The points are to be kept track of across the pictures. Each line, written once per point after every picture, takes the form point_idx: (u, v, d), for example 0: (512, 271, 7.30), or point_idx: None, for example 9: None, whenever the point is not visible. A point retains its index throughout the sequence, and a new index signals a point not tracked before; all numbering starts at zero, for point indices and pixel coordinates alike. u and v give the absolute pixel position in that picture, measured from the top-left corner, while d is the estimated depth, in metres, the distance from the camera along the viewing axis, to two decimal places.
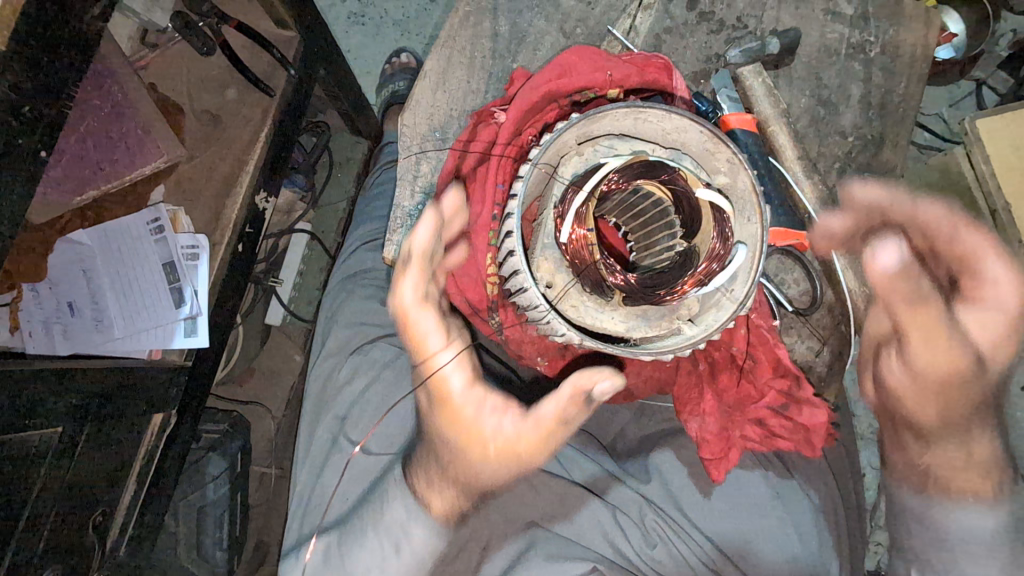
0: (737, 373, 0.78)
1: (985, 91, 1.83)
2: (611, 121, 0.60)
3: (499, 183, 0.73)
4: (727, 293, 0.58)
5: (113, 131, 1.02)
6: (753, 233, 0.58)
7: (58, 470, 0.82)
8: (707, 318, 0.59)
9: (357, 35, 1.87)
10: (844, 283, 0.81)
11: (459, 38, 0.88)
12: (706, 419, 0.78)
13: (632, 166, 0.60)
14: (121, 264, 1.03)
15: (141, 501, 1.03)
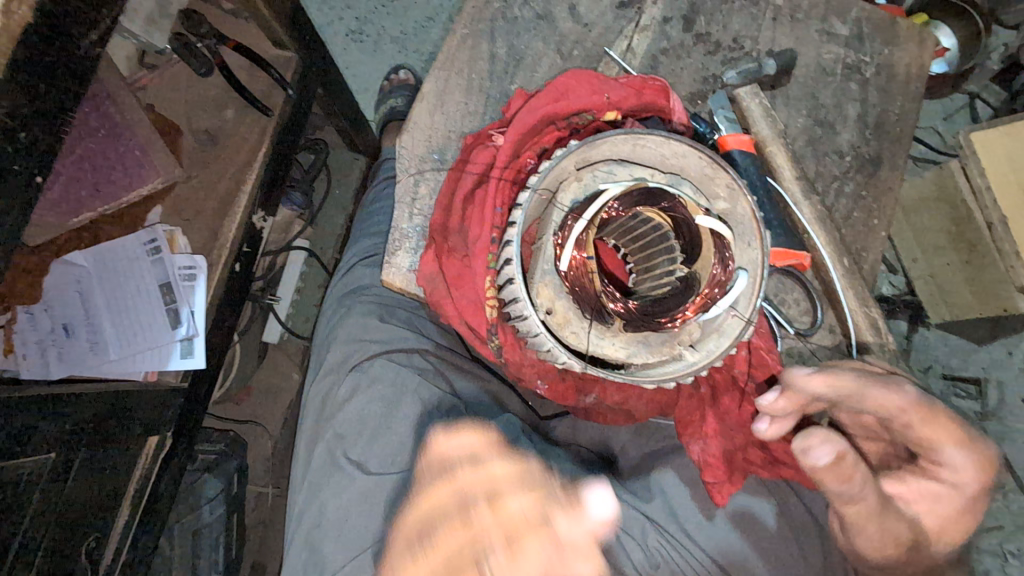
0: (738, 395, 0.79)
1: (979, 104, 1.85)
2: (611, 147, 0.61)
3: (497, 207, 0.73)
4: (728, 319, 0.58)
5: (110, 153, 1.01)
6: (753, 259, 0.58)
7: (51, 497, 0.80)
8: (708, 344, 0.59)
9: (355, 52, 1.88)
10: (845, 303, 0.81)
11: (457, 61, 0.89)
12: (709, 441, 0.77)
13: (632, 192, 0.59)
14: (117, 285, 1.03)
15: (136, 526, 1.01)
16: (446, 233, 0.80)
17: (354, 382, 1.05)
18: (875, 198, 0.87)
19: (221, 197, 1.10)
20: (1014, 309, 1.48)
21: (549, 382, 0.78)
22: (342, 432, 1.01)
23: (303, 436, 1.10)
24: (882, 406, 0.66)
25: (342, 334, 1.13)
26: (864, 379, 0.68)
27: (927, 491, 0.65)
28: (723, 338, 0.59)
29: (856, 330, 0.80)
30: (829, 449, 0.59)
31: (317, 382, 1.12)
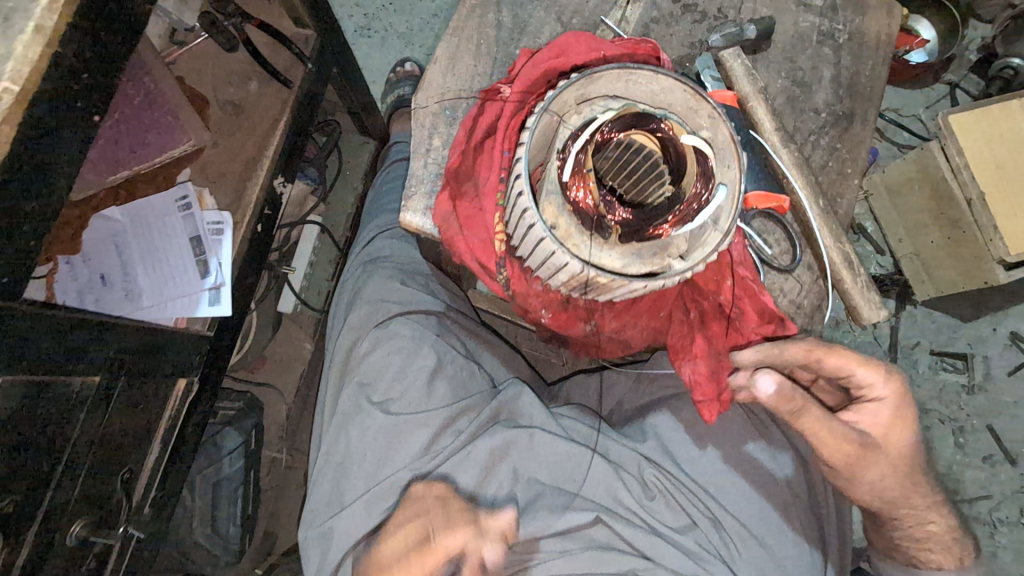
0: (725, 323, 0.86)
1: (959, 93, 1.94)
2: (606, 84, 0.69)
3: (505, 151, 0.81)
4: (712, 230, 0.66)
5: (145, 117, 1.09)
6: (733, 177, 0.66)
7: (93, 420, 0.87)
8: (695, 253, 0.66)
9: (364, 46, 1.98)
10: (821, 241, 0.88)
11: (467, 28, 0.97)
12: (697, 362, 0.86)
13: (623, 116, 0.66)
14: (150, 239, 1.10)
15: (164, 464, 1.07)
16: (459, 179, 0.88)
17: (375, 337, 1.10)
18: (849, 150, 0.96)
19: (245, 162, 1.18)
20: (994, 282, 1.56)
21: (551, 312, 0.89)
22: (366, 379, 1.06)
23: (327, 388, 1.17)
24: (820, 358, 0.82)
25: (367, 295, 1.18)
26: (812, 345, 0.82)
27: (879, 414, 0.83)
28: (707, 250, 0.67)
29: (831, 265, 0.88)
30: (771, 379, 0.77)
31: (340, 338, 1.18)
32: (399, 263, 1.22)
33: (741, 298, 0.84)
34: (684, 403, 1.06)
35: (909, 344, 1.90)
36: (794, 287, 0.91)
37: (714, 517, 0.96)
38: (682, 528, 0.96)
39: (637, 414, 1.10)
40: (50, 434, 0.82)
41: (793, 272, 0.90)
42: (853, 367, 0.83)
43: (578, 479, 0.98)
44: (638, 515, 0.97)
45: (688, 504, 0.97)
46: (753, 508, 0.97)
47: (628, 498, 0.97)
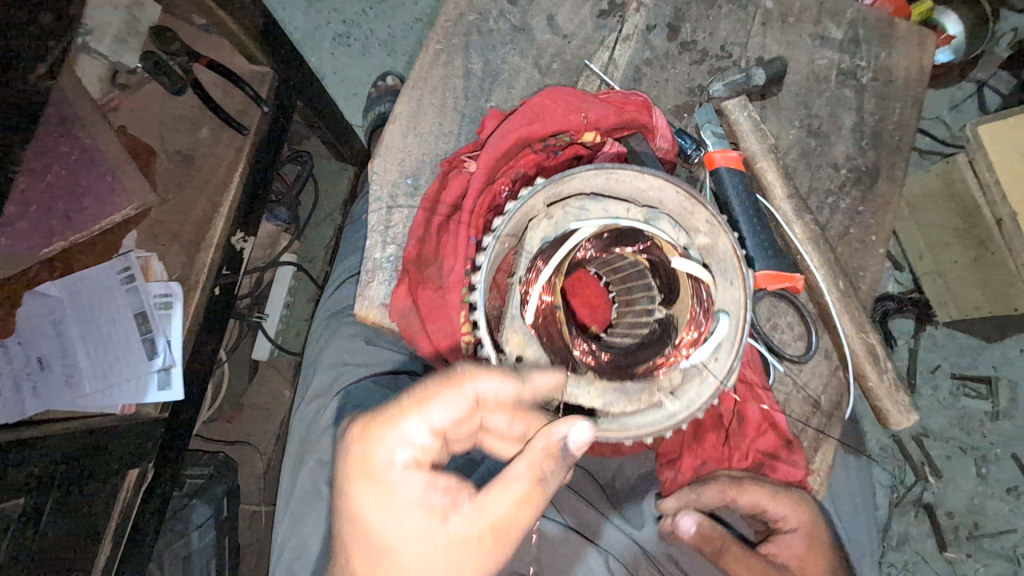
0: (723, 434, 0.76)
1: (987, 91, 1.69)
2: (582, 182, 0.57)
3: (471, 238, 0.70)
4: (710, 365, 0.54)
5: (81, 179, 0.99)
6: (735, 298, 0.54)
7: (17, 541, 0.80)
8: (689, 392, 0.55)
9: (342, 56, 1.80)
10: (841, 328, 0.76)
11: (430, 78, 0.85)
12: (679, 474, 0.77)
13: (603, 235, 0.57)
14: (92, 315, 1.00)
15: (117, 560, 0.98)
16: (421, 264, 0.77)
17: (339, 409, 0.95)
18: (873, 213, 0.83)
19: (197, 220, 1.07)
20: None
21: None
22: (327, 463, 0.95)
23: (287, 458, 1.05)
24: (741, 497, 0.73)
25: (325, 360, 1.04)
26: (728, 482, 0.73)
27: (795, 545, 0.72)
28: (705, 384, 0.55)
29: (853, 358, 0.76)
30: (690, 521, 0.71)
31: (300, 409, 1.05)
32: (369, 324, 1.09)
33: (745, 402, 0.75)
34: None
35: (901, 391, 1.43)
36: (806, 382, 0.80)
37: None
38: None
39: None
40: None
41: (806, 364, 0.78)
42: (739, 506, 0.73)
43: None
44: None
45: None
46: None
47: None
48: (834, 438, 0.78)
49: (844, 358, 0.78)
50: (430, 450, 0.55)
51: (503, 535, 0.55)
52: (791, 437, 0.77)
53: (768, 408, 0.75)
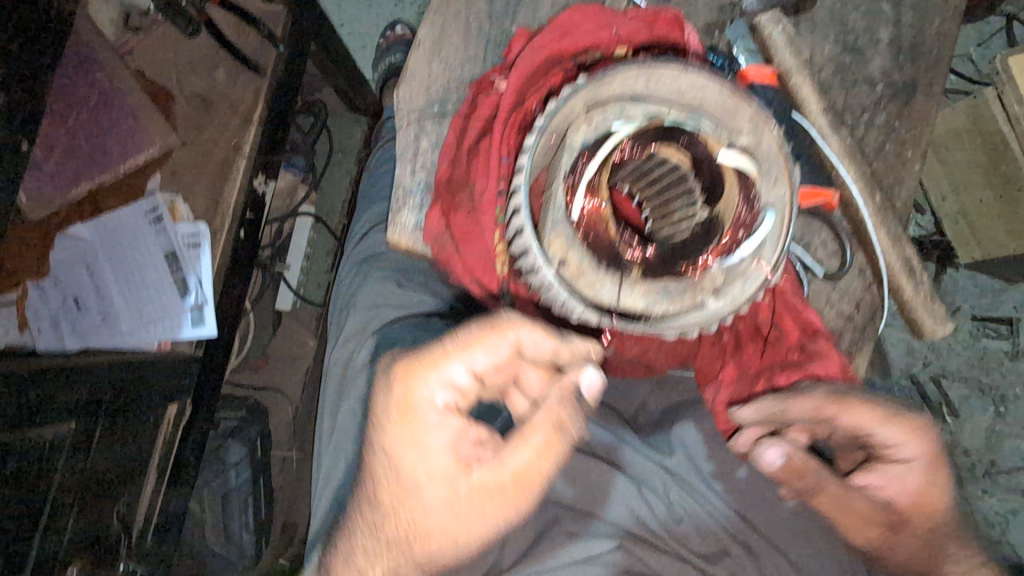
0: (762, 344, 0.75)
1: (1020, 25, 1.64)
2: (623, 83, 0.56)
3: (503, 157, 0.69)
4: (756, 262, 0.54)
5: (102, 121, 0.98)
6: (783, 194, 0.54)
7: (75, 467, 0.83)
8: (734, 290, 0.54)
9: (351, 3, 1.76)
10: (876, 244, 0.76)
11: (454, 1, 0.83)
12: (720, 388, 0.76)
13: (646, 131, 0.56)
14: (123, 257, 1.01)
15: (162, 490, 1.04)
16: (452, 188, 0.77)
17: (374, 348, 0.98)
18: (909, 129, 0.81)
19: (219, 162, 1.06)
20: None
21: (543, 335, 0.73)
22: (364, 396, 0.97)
23: (323, 406, 1.08)
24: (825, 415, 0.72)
25: (361, 298, 1.04)
26: (825, 398, 0.70)
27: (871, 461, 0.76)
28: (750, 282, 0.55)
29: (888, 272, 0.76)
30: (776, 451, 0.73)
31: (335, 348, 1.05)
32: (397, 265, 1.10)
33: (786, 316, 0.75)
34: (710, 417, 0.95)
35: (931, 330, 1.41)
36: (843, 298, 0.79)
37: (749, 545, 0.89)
38: (712, 556, 0.89)
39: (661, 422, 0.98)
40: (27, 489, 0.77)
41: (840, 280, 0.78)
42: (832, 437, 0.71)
43: (595, 498, 0.91)
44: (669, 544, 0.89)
45: (719, 528, 0.90)
46: (792, 532, 0.89)
47: (652, 521, 0.90)
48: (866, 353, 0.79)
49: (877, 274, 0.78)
50: (459, 399, 0.65)
51: (524, 483, 0.68)
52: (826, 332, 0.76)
53: (803, 318, 0.75)
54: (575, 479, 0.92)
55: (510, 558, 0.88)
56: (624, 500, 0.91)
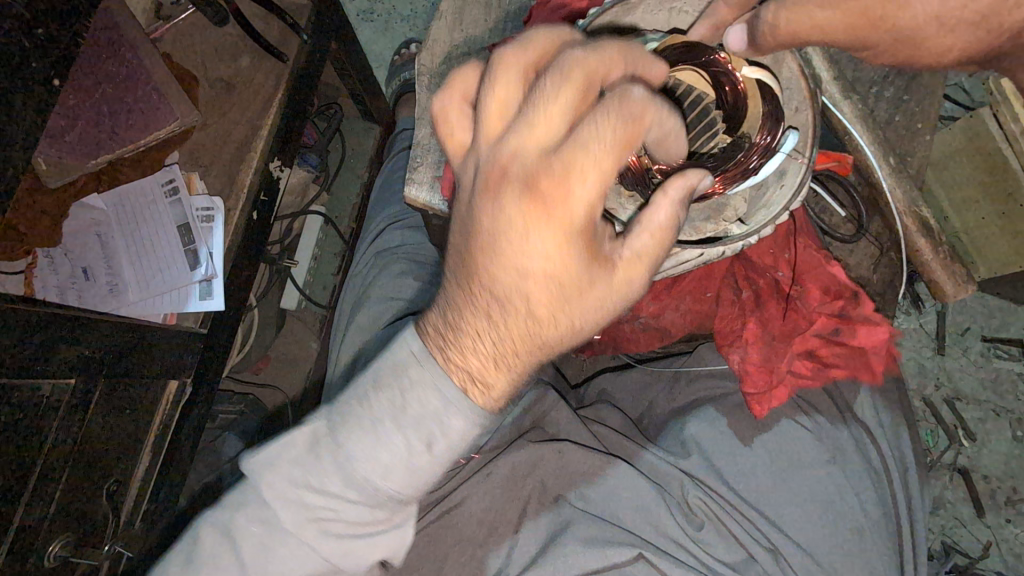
0: (783, 302, 0.93)
1: None
2: (645, 16, 0.70)
3: None
4: (777, 190, 0.68)
5: (129, 97, 1.00)
6: (804, 119, 0.67)
7: (69, 428, 0.80)
8: (757, 217, 0.68)
9: (365, 31, 1.61)
10: (893, 205, 0.97)
11: (471, 13, 0.92)
12: (748, 349, 0.91)
13: (673, 47, 0.67)
14: (134, 226, 1.03)
15: (157, 476, 0.98)
16: None
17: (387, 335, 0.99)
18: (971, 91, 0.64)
19: (238, 142, 1.05)
20: None
21: None
22: None
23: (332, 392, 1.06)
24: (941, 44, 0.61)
25: (376, 293, 1.08)
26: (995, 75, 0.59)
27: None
28: (773, 209, 0.68)
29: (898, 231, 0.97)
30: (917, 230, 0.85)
31: (346, 340, 1.07)
32: (413, 256, 1.11)
33: (802, 274, 0.93)
34: (729, 408, 0.93)
35: (956, 329, 1.32)
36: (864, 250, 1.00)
37: (774, 547, 0.83)
38: (738, 564, 0.83)
39: (672, 419, 0.97)
40: (70, 425, 0.80)
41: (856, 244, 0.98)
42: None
43: (598, 494, 0.86)
44: (688, 551, 0.83)
45: (743, 534, 0.84)
46: (815, 524, 0.84)
47: (673, 527, 0.84)
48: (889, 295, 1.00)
49: (893, 237, 0.98)
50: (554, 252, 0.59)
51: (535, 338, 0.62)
52: (856, 290, 0.93)
53: (829, 278, 0.93)
54: (587, 481, 0.87)
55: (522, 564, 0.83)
56: (641, 505, 0.85)
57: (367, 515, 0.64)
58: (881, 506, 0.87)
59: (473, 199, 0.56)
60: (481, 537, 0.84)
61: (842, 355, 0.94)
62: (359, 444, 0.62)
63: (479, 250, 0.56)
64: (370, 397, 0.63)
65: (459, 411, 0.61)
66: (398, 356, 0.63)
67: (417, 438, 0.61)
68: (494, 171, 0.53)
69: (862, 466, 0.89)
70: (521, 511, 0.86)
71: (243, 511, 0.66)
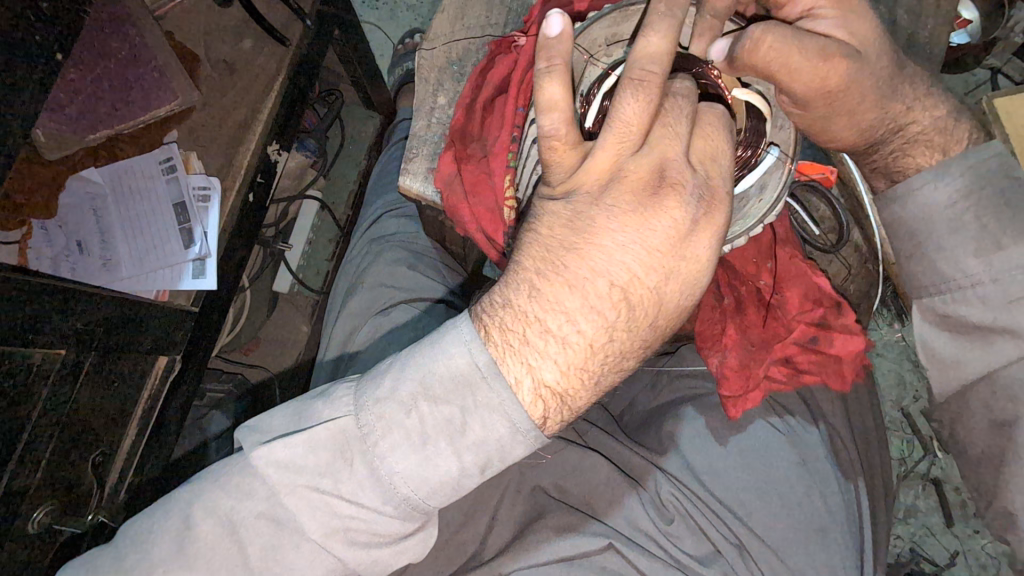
0: (763, 309, 0.95)
1: (1000, 80, 1.43)
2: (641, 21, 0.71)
3: (519, 107, 0.77)
4: (758, 199, 0.70)
5: (129, 74, 1.00)
6: (786, 137, 0.70)
7: (59, 397, 0.81)
8: (734, 227, 0.70)
9: (369, 18, 1.62)
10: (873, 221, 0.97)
11: (474, 8, 0.93)
12: (726, 353, 0.91)
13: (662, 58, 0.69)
14: (130, 202, 1.04)
15: (142, 450, 1.00)
16: (465, 139, 0.85)
17: (376, 323, 1.02)
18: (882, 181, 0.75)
19: (236, 125, 1.05)
20: None
21: None
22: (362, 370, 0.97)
23: (321, 374, 1.08)
24: (875, 85, 0.66)
25: (369, 280, 1.09)
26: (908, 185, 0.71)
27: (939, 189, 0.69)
28: (749, 221, 0.70)
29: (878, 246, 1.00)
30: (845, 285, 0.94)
31: (337, 324, 1.09)
32: (409, 244, 1.13)
33: (784, 282, 0.96)
34: (705, 406, 0.96)
35: None
36: (843, 263, 1.03)
37: (741, 544, 0.86)
38: (704, 557, 0.85)
39: (652, 417, 1.00)
40: (58, 395, 0.81)
41: (835, 253, 1.01)
42: (947, 255, 0.69)
43: (573, 485, 0.89)
44: (656, 543, 0.85)
45: (711, 529, 0.86)
46: (781, 524, 0.86)
47: (644, 520, 0.86)
48: (866, 305, 1.03)
49: (873, 251, 1.01)
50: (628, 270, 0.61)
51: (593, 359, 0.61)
52: (836, 300, 0.96)
53: (808, 289, 0.96)
54: (564, 472, 0.90)
55: (496, 548, 0.86)
56: (612, 495, 0.88)
57: (398, 527, 0.61)
58: (846, 510, 0.89)
59: (607, 197, 0.59)
60: (460, 522, 0.88)
61: (818, 361, 0.95)
62: (403, 457, 0.58)
63: (606, 245, 0.58)
64: (421, 406, 0.59)
65: (524, 440, 0.58)
66: (458, 364, 0.58)
67: (465, 463, 0.58)
68: (642, 170, 0.59)
69: (830, 470, 0.91)
70: (498, 500, 0.89)
71: (251, 505, 0.60)
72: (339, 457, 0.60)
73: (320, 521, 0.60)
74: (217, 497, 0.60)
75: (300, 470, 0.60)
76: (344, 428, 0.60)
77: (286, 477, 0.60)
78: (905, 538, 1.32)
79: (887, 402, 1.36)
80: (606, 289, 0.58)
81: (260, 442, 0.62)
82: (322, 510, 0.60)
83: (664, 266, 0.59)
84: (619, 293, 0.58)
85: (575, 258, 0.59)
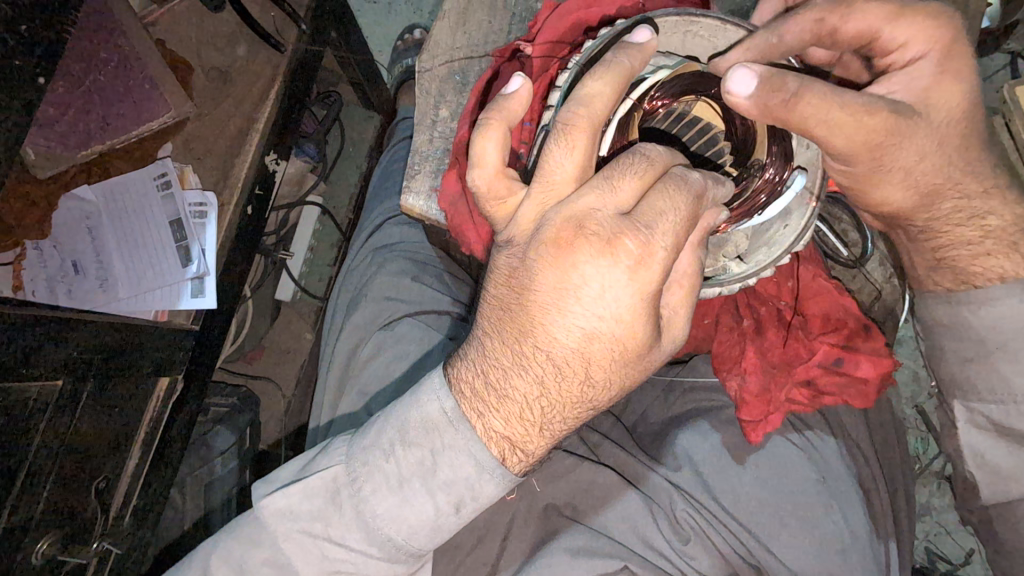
0: (784, 328, 0.93)
1: None
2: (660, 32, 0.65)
3: (527, 121, 0.72)
4: (783, 224, 0.66)
5: (121, 86, 0.97)
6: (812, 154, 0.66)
7: (58, 428, 0.79)
8: (758, 255, 0.67)
9: (366, 14, 1.57)
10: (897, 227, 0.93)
11: (476, 11, 0.89)
12: (746, 376, 0.89)
13: (680, 78, 0.63)
14: (125, 219, 1.01)
15: (146, 472, 0.98)
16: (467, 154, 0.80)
17: (382, 341, 0.99)
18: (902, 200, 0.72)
19: (232, 137, 1.02)
20: None
21: None
22: (368, 389, 0.95)
23: (326, 391, 1.06)
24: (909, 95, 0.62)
25: (372, 294, 1.07)
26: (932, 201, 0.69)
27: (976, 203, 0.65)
28: (773, 248, 0.67)
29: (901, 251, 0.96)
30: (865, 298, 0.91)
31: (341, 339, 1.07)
32: (413, 255, 1.10)
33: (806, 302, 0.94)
34: (722, 422, 0.93)
35: None
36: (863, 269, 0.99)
37: (759, 565, 0.83)
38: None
39: (664, 431, 0.97)
40: (56, 426, 0.79)
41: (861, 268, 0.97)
42: None
43: (585, 505, 0.87)
44: (672, 564, 0.83)
45: (727, 549, 0.84)
46: (802, 543, 0.83)
47: (660, 541, 0.84)
48: (888, 312, 0.99)
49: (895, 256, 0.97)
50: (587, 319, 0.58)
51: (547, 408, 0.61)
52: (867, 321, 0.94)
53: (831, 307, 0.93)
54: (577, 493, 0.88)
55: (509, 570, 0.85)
56: (626, 516, 0.85)
57: (388, 568, 0.64)
58: (869, 526, 0.87)
59: (534, 251, 0.55)
60: (471, 544, 0.87)
61: (841, 382, 0.91)
62: (383, 501, 0.61)
63: (539, 304, 0.56)
64: (398, 452, 0.61)
65: (492, 477, 0.59)
66: (429, 411, 0.60)
67: (442, 502, 0.60)
68: (569, 224, 0.54)
69: (851, 485, 0.88)
70: (509, 523, 0.88)
71: (257, 553, 0.64)
72: (329, 505, 0.63)
73: (314, 565, 0.63)
74: (227, 550, 0.65)
75: (295, 516, 0.64)
76: (331, 478, 0.64)
77: (284, 523, 0.64)
78: (923, 538, 1.30)
79: (904, 402, 1.32)
80: (536, 351, 0.57)
81: (260, 488, 0.67)
82: (317, 556, 0.63)
83: (599, 328, 0.55)
84: (554, 351, 0.56)
85: (511, 316, 0.58)
